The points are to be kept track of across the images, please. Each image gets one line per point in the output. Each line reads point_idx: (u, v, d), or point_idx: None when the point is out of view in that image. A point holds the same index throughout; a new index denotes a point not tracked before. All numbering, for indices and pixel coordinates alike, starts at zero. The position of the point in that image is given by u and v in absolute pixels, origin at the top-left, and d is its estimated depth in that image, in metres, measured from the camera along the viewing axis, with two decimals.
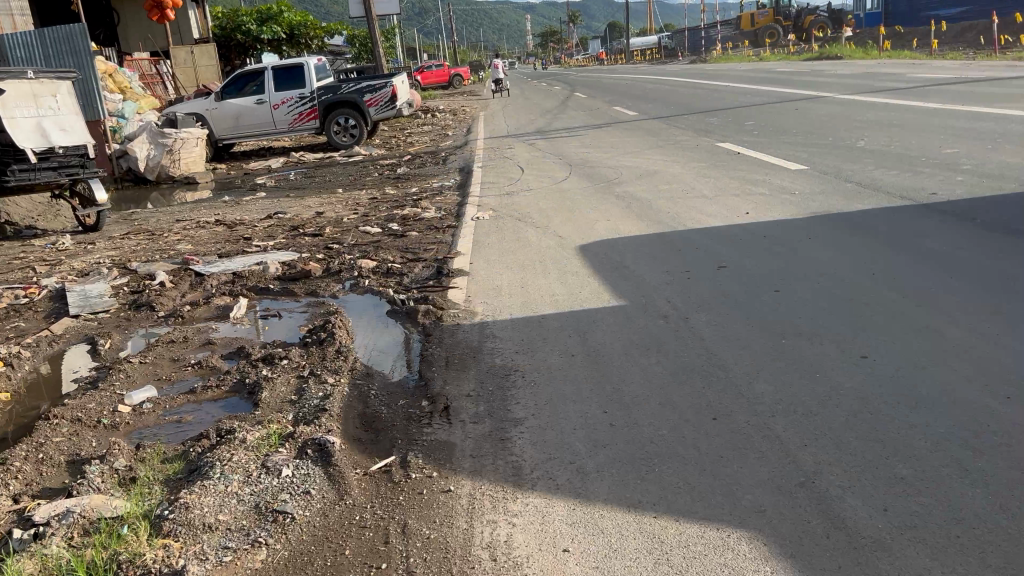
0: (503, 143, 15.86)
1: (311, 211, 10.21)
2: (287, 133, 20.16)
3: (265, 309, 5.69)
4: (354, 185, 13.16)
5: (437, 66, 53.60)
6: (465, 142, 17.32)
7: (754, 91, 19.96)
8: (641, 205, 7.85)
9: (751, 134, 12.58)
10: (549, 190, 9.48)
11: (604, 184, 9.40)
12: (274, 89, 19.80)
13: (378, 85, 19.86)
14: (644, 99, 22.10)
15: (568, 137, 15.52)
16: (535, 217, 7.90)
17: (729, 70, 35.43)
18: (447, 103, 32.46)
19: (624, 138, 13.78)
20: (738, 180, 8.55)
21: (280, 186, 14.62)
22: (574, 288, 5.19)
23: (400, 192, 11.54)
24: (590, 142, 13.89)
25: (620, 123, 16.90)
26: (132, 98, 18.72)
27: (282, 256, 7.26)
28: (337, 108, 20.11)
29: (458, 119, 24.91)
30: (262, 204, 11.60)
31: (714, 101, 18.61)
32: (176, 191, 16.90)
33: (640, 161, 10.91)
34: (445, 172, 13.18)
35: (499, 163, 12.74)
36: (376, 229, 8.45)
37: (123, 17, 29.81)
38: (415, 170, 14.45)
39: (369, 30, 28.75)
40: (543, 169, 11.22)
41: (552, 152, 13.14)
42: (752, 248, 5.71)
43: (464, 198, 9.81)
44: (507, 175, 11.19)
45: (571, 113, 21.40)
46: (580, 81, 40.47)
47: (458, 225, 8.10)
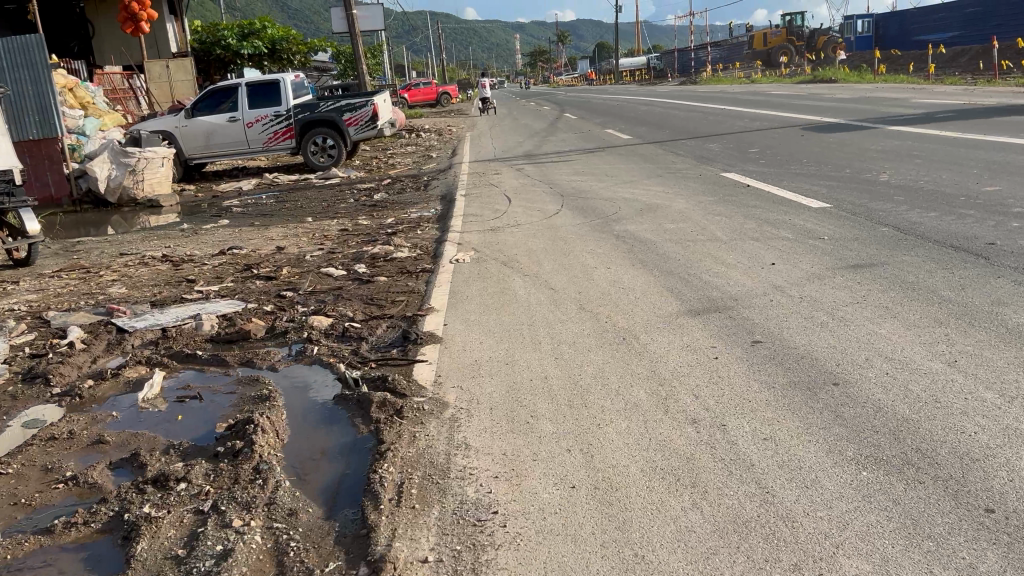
0: (490, 167, 14.82)
1: (271, 246, 9.10)
2: (261, 153, 19.05)
3: (186, 384, 4.54)
4: (326, 213, 12.07)
5: (424, 84, 52.72)
6: (449, 166, 16.28)
7: (756, 116, 19.00)
8: (644, 248, 6.80)
9: (758, 162, 11.59)
10: (539, 225, 8.42)
11: (601, 220, 8.36)
12: (248, 106, 18.74)
13: (359, 103, 18.79)
14: (638, 122, 21.14)
15: (559, 163, 14.49)
16: (523, 260, 6.83)
17: (724, 92, 34.54)
18: (433, 122, 31.42)
19: (621, 165, 12.77)
20: (754, 220, 7.52)
21: (247, 212, 13.52)
22: (574, 369, 4.10)
23: (373, 223, 10.46)
24: (583, 169, 12.87)
25: (613, 148, 15.91)
26: (95, 114, 17.58)
27: (224, 308, 6.14)
28: (315, 127, 18.98)
29: (443, 140, 23.88)
30: (221, 235, 10.49)
31: (712, 125, 17.67)
32: (138, 215, 15.77)
33: (639, 192, 9.87)
34: (426, 200, 12.12)
35: (483, 191, 11.68)
36: (340, 270, 7.34)
37: (97, 28, 28.71)
38: (394, 196, 13.38)
39: (352, 46, 27.73)
40: (532, 200, 10.16)
41: (542, 180, 12.10)
42: (789, 315, 4.64)
43: (443, 233, 8.74)
44: (492, 206, 10.12)
45: (562, 135, 20.42)
46: (570, 102, 39.59)
47: (435, 268, 7.00)
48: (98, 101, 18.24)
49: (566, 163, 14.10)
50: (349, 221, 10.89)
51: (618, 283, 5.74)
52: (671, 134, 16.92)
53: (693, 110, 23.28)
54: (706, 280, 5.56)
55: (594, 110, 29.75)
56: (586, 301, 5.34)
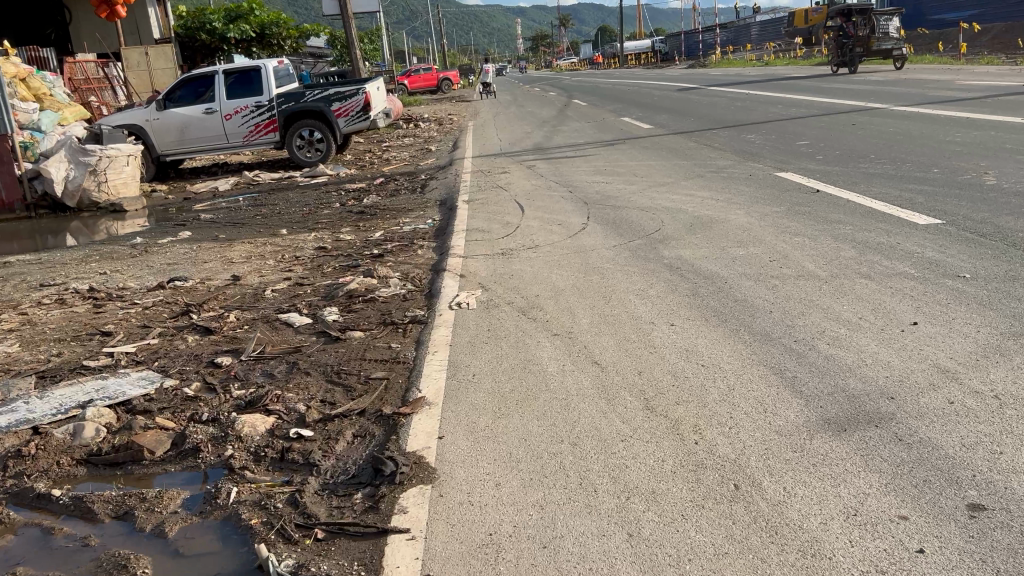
0: (496, 164, 13.03)
1: (226, 273, 7.30)
2: (241, 148, 17.23)
3: (10, 570, 2.73)
4: (305, 222, 10.27)
5: (425, 70, 50.82)
6: (448, 162, 14.49)
7: (788, 101, 17.20)
8: (712, 289, 4.99)
9: (815, 159, 9.78)
10: (563, 247, 6.62)
11: (642, 239, 6.57)
12: (226, 97, 16.89)
13: (349, 91, 16.89)
14: (656, 109, 19.29)
15: (575, 158, 12.68)
16: (549, 305, 5.04)
17: (740, 76, 32.71)
18: (432, 110, 29.54)
19: (648, 162, 10.95)
20: (848, 243, 5.72)
21: (218, 219, 11.76)
22: (669, 574, 2.30)
23: (358, 239, 8.64)
24: (605, 167, 11.06)
25: (634, 140, 14.10)
26: (55, 108, 15.74)
27: (128, 390, 4.34)
28: (300, 118, 17.12)
29: (443, 130, 22.07)
30: (175, 254, 8.71)
31: (741, 113, 15.83)
32: (100, 221, 14.01)
33: (681, 199, 8.06)
34: (424, 206, 10.30)
35: (490, 197, 9.86)
36: (304, 318, 5.54)
37: (75, 15, 26.86)
38: (386, 199, 11.58)
39: (344, 29, 25.79)
40: (548, 210, 8.34)
41: (559, 182, 10.26)
42: (1002, 441, 2.83)
43: (440, 258, 6.93)
44: (500, 218, 8.31)
45: (572, 125, 18.59)
46: (578, 87, 37.66)
47: (429, 315, 5.20)
48: (59, 92, 16.38)
49: (582, 159, 12.27)
50: (329, 236, 9.08)
51: (692, 355, 3.94)
52: (698, 124, 15.10)
53: (714, 95, 21.44)
54: (826, 358, 3.75)
55: (606, 96, 27.86)
56: (652, 391, 3.54)
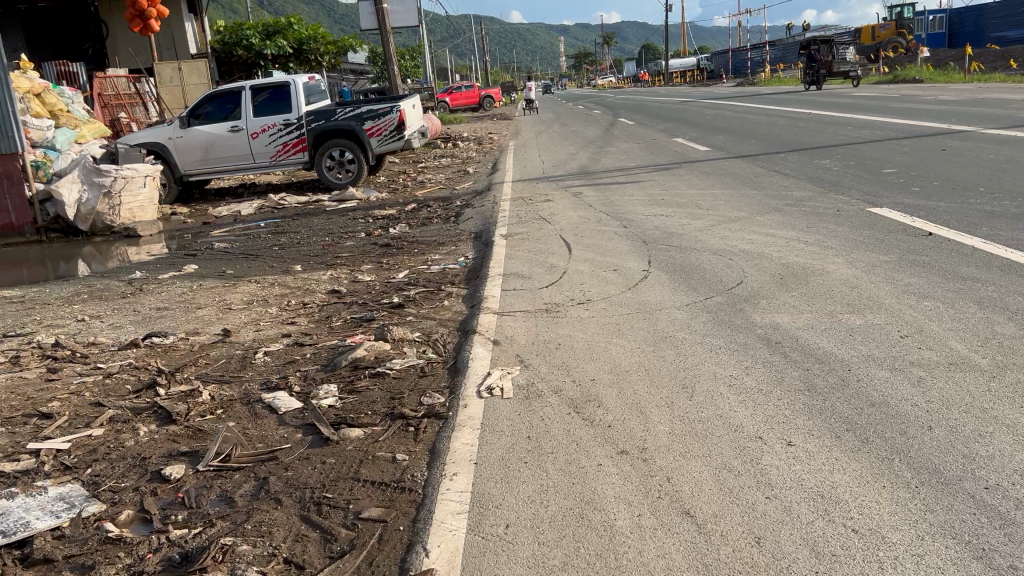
0: (539, 190, 11.84)
1: (217, 326, 6.13)
2: (268, 169, 16.25)
3: None
4: (324, 256, 9.13)
5: (466, 87, 49.88)
6: (486, 187, 13.31)
7: (857, 122, 15.78)
8: (834, 382, 3.69)
9: (911, 191, 8.39)
10: (623, 302, 5.34)
11: (722, 295, 5.28)
12: (254, 114, 15.96)
13: (382, 109, 15.80)
14: (712, 130, 17.91)
15: (626, 184, 11.43)
16: (612, 396, 3.77)
17: (795, 95, 31.22)
18: (471, 128, 28.53)
19: (711, 192, 9.66)
20: (1002, 312, 4.37)
21: (234, 249, 10.71)
22: None
23: (377, 281, 7.46)
24: (663, 195, 9.78)
25: (691, 164, 12.76)
26: (72, 124, 14.88)
27: (32, 521, 3.15)
28: (331, 138, 16.05)
29: (482, 150, 20.93)
30: (170, 296, 7.60)
31: (809, 136, 14.42)
32: (113, 247, 13.06)
33: (760, 241, 6.75)
34: (458, 240, 9.10)
35: (533, 229, 8.62)
36: (292, 401, 4.32)
37: (112, 29, 26.16)
38: (416, 230, 10.41)
39: (382, 45, 24.86)
40: (600, 250, 7.08)
41: (611, 213, 8.99)
42: None
43: (471, 313, 5.69)
44: (543, 259, 7.06)
45: (621, 146, 17.31)
46: (624, 105, 36.34)
47: (451, 406, 3.95)
48: (77, 108, 15.54)
49: (635, 186, 11.01)
50: (346, 275, 7.91)
51: (832, 510, 2.65)
52: (761, 148, 13.72)
53: (771, 115, 20.06)
54: None
55: (654, 114, 26.51)
56: None
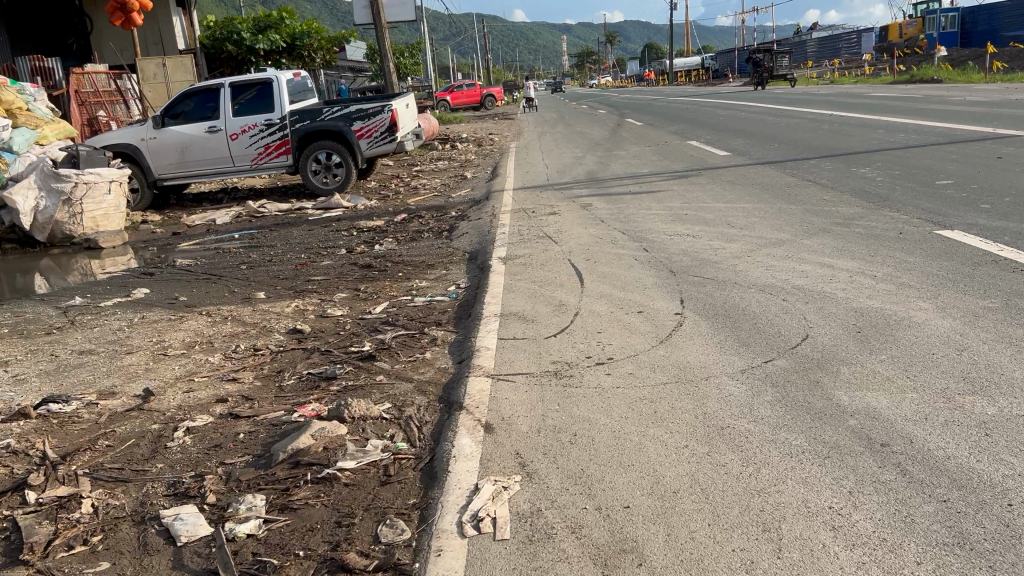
0: (543, 200, 10.59)
1: (139, 384, 4.88)
2: (249, 173, 15.01)
3: None
4: (294, 280, 7.90)
5: (468, 85, 48.66)
6: (486, 195, 12.09)
7: (887, 126, 14.55)
8: (997, 533, 2.44)
9: (982, 208, 7.14)
10: (656, 366, 4.08)
11: (787, 358, 4.03)
12: (233, 114, 14.71)
13: (371, 109, 14.49)
14: (730, 133, 16.67)
15: (641, 194, 10.18)
16: (657, 547, 2.53)
17: (809, 95, 29.97)
18: (470, 129, 27.30)
19: (742, 207, 8.41)
20: None
21: (198, 267, 9.47)
22: None
23: (349, 316, 6.20)
24: (685, 210, 8.54)
25: (712, 171, 11.53)
26: (33, 124, 13.65)
27: None
28: (318, 138, 14.78)
29: (482, 152, 19.70)
30: (102, 333, 6.35)
31: (839, 142, 13.17)
32: (73, 259, 11.81)
33: (815, 276, 5.50)
34: (450, 262, 7.84)
35: (536, 251, 7.37)
36: (200, 525, 3.06)
37: (97, 23, 24.93)
38: (403, 247, 9.18)
39: (378, 41, 23.59)
40: (619, 283, 5.83)
41: (628, 231, 7.74)
42: None
43: (457, 372, 4.44)
44: (550, 293, 5.81)
45: (631, 150, 16.09)
46: (631, 105, 35.10)
47: (419, 550, 2.69)
48: (39, 106, 14.30)
49: (651, 197, 9.77)
50: (315, 306, 6.67)
51: None
52: (787, 154, 12.47)
53: (790, 117, 18.81)
54: None
55: (665, 115, 25.27)
56: None
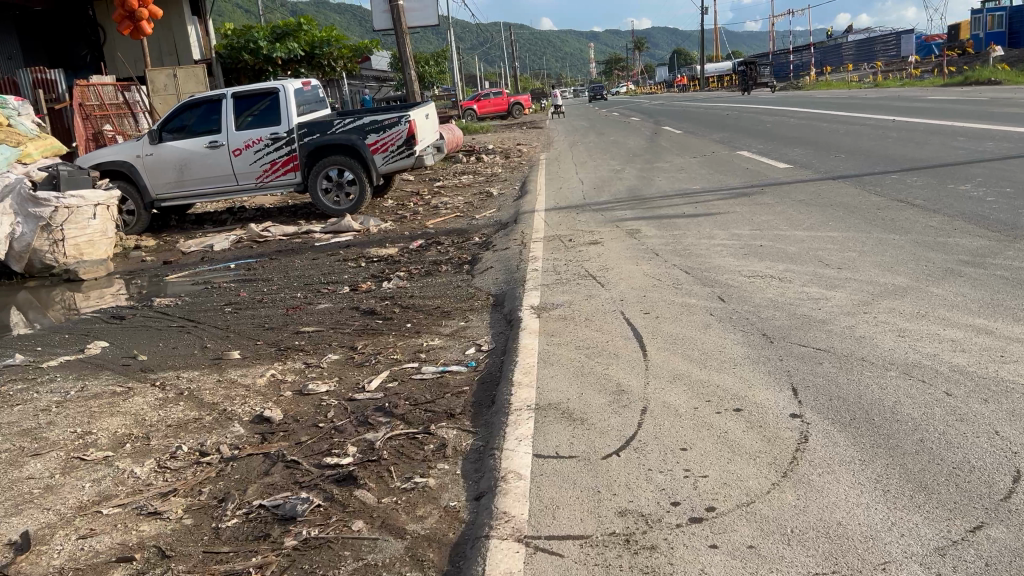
0: (581, 224, 9.06)
1: (22, 519, 3.43)
2: (254, 192, 13.64)
3: None
4: (280, 333, 6.44)
5: (495, 93, 47.21)
6: (515, 216, 10.61)
7: (967, 134, 12.86)
8: None
9: None
10: (791, 535, 2.56)
11: (1007, 528, 2.48)
12: (236, 127, 13.37)
13: (387, 120, 13.04)
14: (786, 142, 15.04)
15: (698, 218, 8.62)
16: None
17: (858, 99, 28.08)
18: (498, 139, 25.82)
19: (829, 239, 6.85)
20: None
21: (177, 308, 8.06)
22: None
23: (335, 396, 4.72)
24: (759, 242, 6.99)
25: (776, 188, 9.94)
26: (14, 141, 12.38)
27: None
28: (328, 154, 13.32)
29: (510, 165, 18.24)
30: (19, 415, 4.90)
31: (919, 152, 11.55)
32: (51, 291, 10.49)
33: (976, 352, 3.93)
34: (472, 308, 6.35)
35: (580, 296, 5.84)
36: None
37: (109, 34, 23.84)
38: (417, 284, 7.70)
39: (399, 47, 22.21)
40: (696, 356, 4.29)
41: (692, 271, 6.21)
42: None
43: (472, 522, 2.94)
44: (602, 370, 4.28)
45: (676, 161, 14.54)
46: (668, 111, 33.51)
47: None
48: (24, 122, 13.05)
49: (710, 222, 8.21)
50: (297, 376, 5.20)
51: None
52: (862, 167, 10.85)
53: (849, 124, 17.11)
54: None
55: (706, 122, 23.65)
56: None
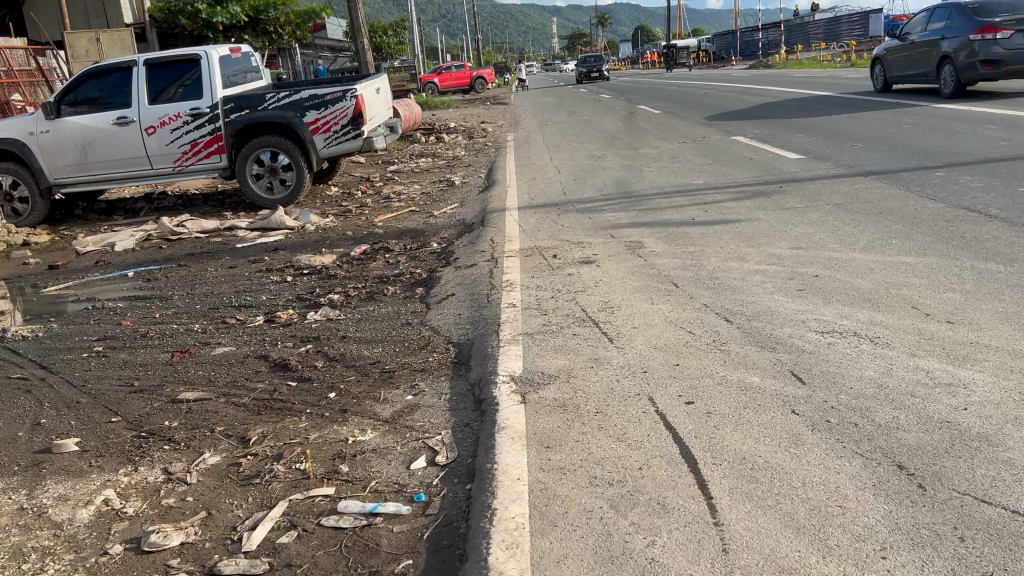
0: (564, 231, 7.24)
1: None
2: (171, 178, 11.53)
3: None
4: (150, 402, 4.53)
5: (457, 66, 45.06)
6: (480, 216, 8.74)
7: (997, 121, 11.31)
8: None
9: None
10: None
11: None
12: (149, 100, 11.24)
13: (328, 95, 10.97)
14: (787, 128, 13.32)
15: (714, 227, 6.84)
16: None
17: (843, 79, 26.54)
18: (461, 116, 23.79)
19: (907, 268, 5.09)
20: None
21: (35, 343, 6.09)
22: None
23: (190, 563, 2.84)
24: (810, 270, 5.24)
25: (799, 187, 8.20)
26: None
27: None
28: (260, 134, 11.25)
29: (474, 147, 16.31)
30: None
31: (956, 143, 9.88)
32: None
33: None
34: (425, 368, 4.47)
35: (580, 364, 4.01)
36: None
37: None
38: (352, 317, 5.80)
39: (351, 13, 20.07)
40: (804, 524, 2.50)
41: (734, 321, 4.43)
42: None
43: None
44: (642, 548, 2.46)
45: (663, 147, 12.74)
46: (642, 89, 31.71)
47: None
48: None
49: (731, 237, 6.44)
50: (143, 505, 3.31)
51: None
52: (894, 161, 9.14)
53: (849, 107, 15.52)
54: None
55: (686, 101, 21.92)
56: None
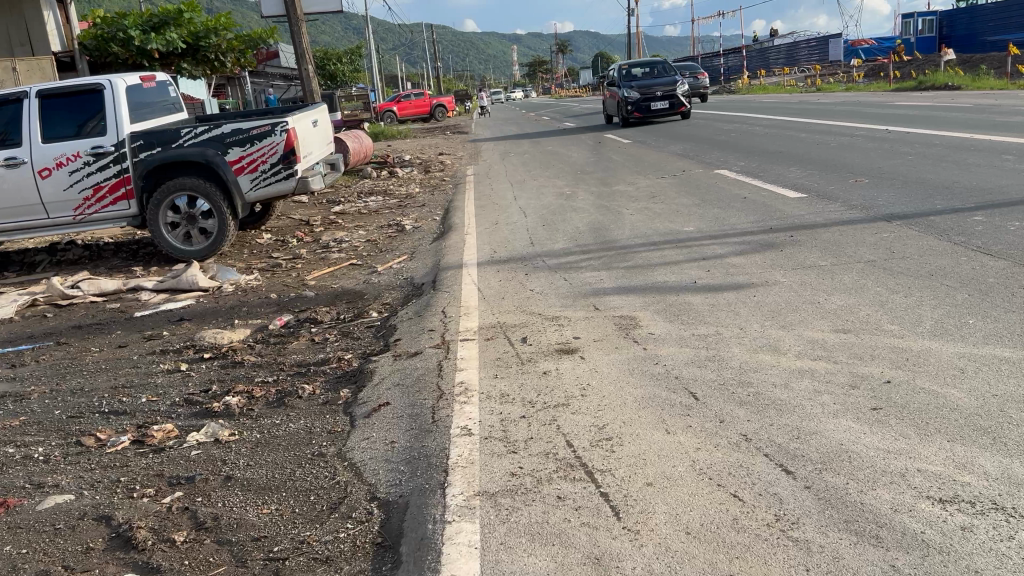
0: (534, 301, 5.76)
1: None
2: (72, 229, 9.87)
3: None
4: None
5: (416, 94, 43.68)
6: (431, 276, 7.23)
7: (1013, 150, 10.11)
8: None
9: None
10: None
11: None
12: (44, 139, 9.62)
13: (252, 127, 9.41)
14: (775, 160, 12.05)
15: (723, 295, 5.39)
16: None
17: (816, 105, 25.56)
18: (418, 147, 22.32)
19: (1014, 369, 3.67)
20: None
21: None
22: None
23: None
24: (875, 372, 3.80)
25: (815, 236, 6.82)
26: None
27: None
28: (175, 176, 9.65)
29: (429, 183, 14.82)
30: None
31: (979, 178, 8.61)
32: None
33: None
34: (330, 554, 2.93)
35: (572, 573, 2.49)
36: None
37: None
38: (247, 440, 4.24)
39: (294, 36, 18.56)
40: None
41: (797, 473, 2.95)
42: None
43: None
44: None
45: (640, 183, 11.36)
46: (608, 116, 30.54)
47: None
48: None
49: (750, 310, 5.00)
50: None
51: None
52: (918, 200, 7.82)
53: (836, 135, 14.38)
54: None
55: (657, 129, 20.68)
56: None
